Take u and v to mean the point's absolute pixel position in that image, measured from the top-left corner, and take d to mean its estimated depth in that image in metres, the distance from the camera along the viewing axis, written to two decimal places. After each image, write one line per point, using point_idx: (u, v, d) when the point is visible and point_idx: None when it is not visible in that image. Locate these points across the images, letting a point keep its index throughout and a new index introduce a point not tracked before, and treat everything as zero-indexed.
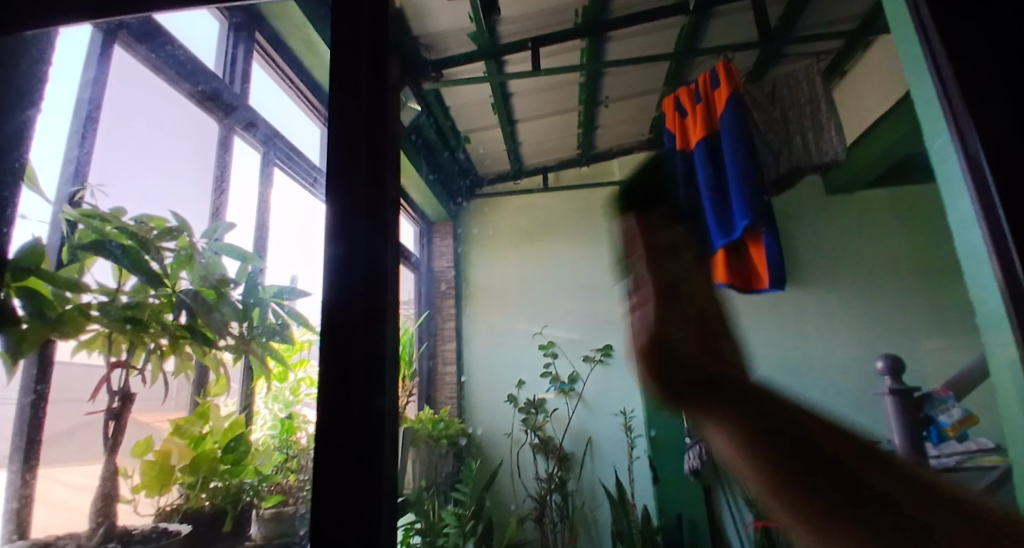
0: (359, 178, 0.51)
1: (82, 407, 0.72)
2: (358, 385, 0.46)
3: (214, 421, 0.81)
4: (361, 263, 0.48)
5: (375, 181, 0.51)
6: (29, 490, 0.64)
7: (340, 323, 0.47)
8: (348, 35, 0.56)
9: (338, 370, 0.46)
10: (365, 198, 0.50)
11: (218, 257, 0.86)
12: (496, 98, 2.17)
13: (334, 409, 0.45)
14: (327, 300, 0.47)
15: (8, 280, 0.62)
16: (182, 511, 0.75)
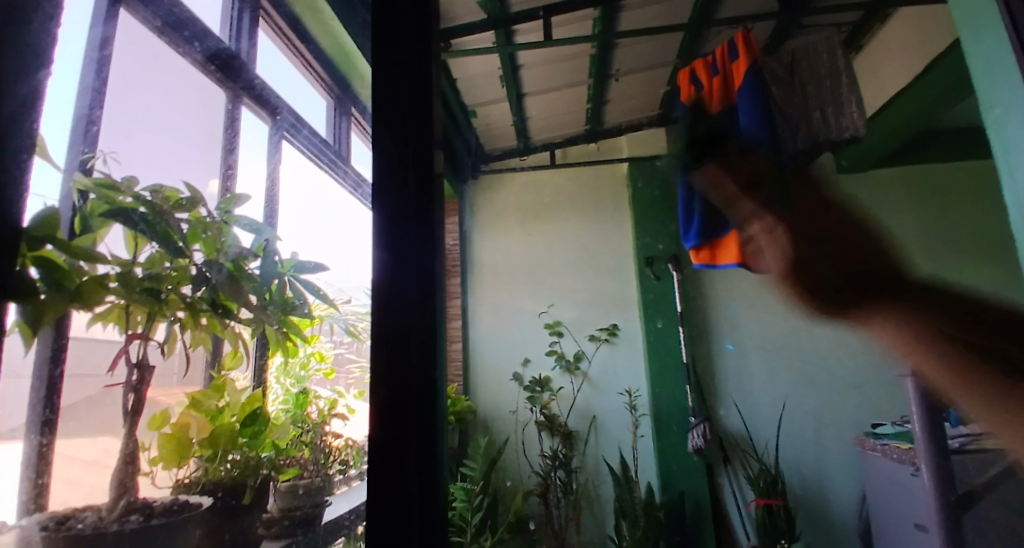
0: (409, 193, 0.65)
1: (100, 380, 0.69)
2: (414, 364, 0.60)
3: (230, 394, 0.82)
4: (416, 268, 0.63)
5: (423, 198, 0.66)
6: (45, 472, 0.62)
7: (397, 312, 0.61)
8: (396, 75, 0.69)
9: (395, 345, 0.60)
10: (415, 211, 0.65)
11: (231, 226, 0.83)
12: (506, 69, 2.12)
13: (391, 384, 0.59)
14: (390, 301, 0.61)
15: (23, 249, 0.58)
16: (201, 483, 0.77)
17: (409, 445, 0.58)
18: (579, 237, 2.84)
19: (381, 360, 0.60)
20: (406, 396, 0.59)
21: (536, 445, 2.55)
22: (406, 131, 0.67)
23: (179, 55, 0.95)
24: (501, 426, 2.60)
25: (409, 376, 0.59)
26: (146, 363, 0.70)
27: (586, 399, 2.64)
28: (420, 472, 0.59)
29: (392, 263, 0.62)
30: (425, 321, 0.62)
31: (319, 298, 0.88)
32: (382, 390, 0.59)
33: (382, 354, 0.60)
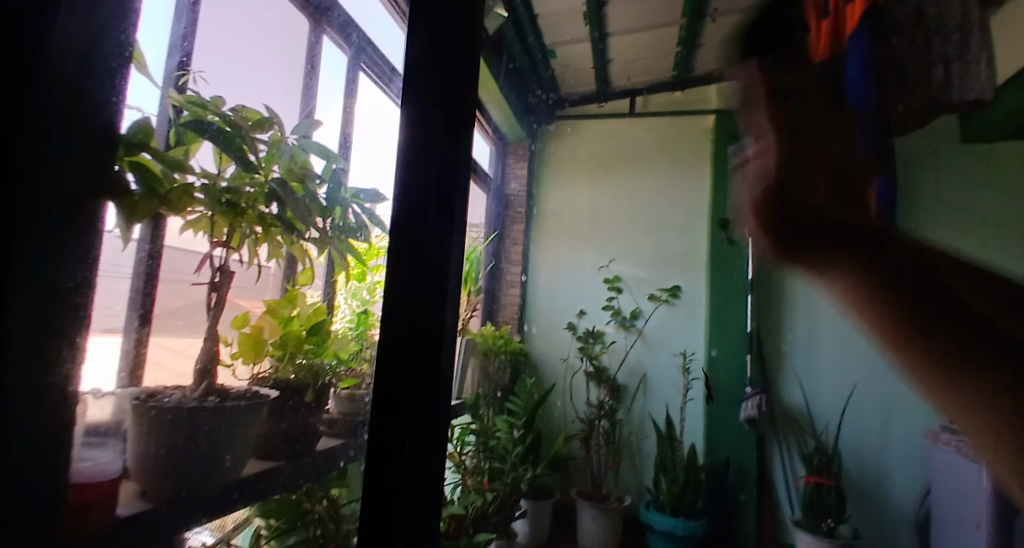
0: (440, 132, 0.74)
1: (187, 280, 0.74)
2: (424, 282, 0.71)
3: (300, 306, 0.89)
4: (434, 196, 0.72)
5: (450, 143, 0.75)
6: (142, 352, 0.65)
7: (415, 241, 0.71)
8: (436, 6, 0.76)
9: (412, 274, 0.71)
10: (441, 152, 0.74)
11: (307, 155, 0.89)
12: (591, 7, 1.99)
13: (405, 280, 0.71)
14: (404, 209, 0.71)
15: (122, 154, 0.64)
16: (272, 378, 0.87)
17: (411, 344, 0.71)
18: (652, 190, 2.70)
19: (397, 283, 0.71)
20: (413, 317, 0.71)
21: (582, 393, 2.61)
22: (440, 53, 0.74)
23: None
24: (551, 372, 2.67)
25: (420, 303, 0.71)
26: (229, 268, 0.78)
27: (637, 356, 2.62)
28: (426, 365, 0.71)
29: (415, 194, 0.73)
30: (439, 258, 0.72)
31: (376, 225, 0.90)
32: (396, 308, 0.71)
33: (399, 277, 0.71)
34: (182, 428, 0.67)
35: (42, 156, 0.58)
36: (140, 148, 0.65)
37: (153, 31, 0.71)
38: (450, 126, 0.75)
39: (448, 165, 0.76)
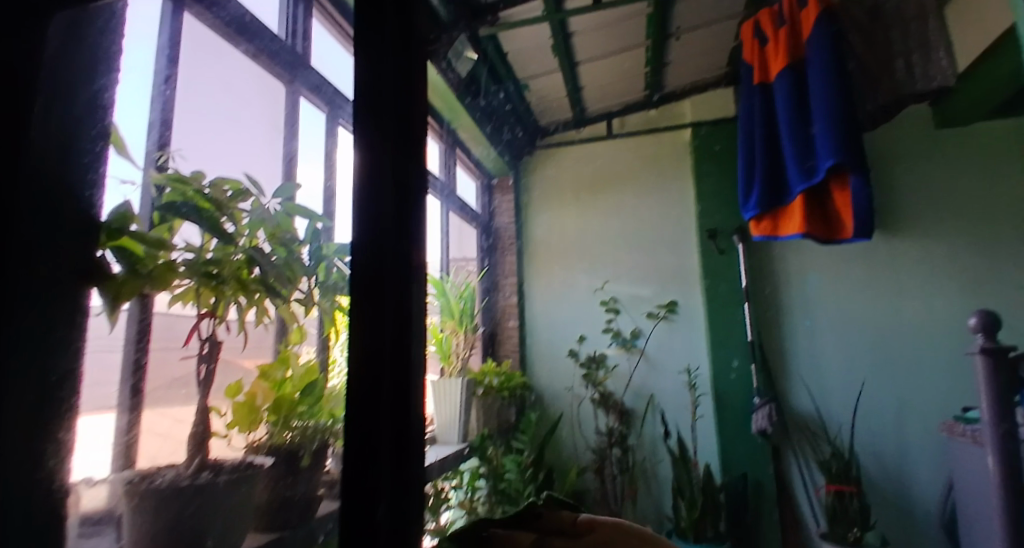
0: (389, 143, 0.62)
1: (177, 353, 0.80)
2: (392, 286, 0.58)
3: (294, 367, 0.89)
4: (392, 222, 0.59)
5: (401, 155, 0.62)
6: (135, 431, 0.74)
7: (375, 271, 0.58)
8: None
9: (376, 310, 0.57)
10: (393, 166, 0.61)
11: (291, 218, 0.89)
12: (556, 38, 2.05)
13: (371, 339, 0.56)
14: (360, 222, 0.58)
15: (105, 239, 0.68)
16: (267, 445, 0.85)
17: (380, 390, 0.55)
18: (638, 209, 2.72)
19: (360, 321, 0.57)
20: (380, 364, 0.56)
21: (590, 422, 2.57)
22: (382, 31, 0.65)
23: (235, 51, 1.00)
24: (557, 402, 2.63)
25: (387, 345, 0.57)
26: (215, 340, 0.78)
27: (642, 378, 2.60)
28: (395, 408, 0.56)
29: (369, 215, 0.59)
30: (401, 292, 0.58)
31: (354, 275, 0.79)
32: (358, 355, 0.56)
33: (361, 316, 0.57)
34: (169, 511, 0.67)
35: (35, 234, 0.61)
36: (126, 233, 0.69)
37: (127, 119, 0.77)
38: (400, 140, 0.63)
39: (404, 155, 0.63)
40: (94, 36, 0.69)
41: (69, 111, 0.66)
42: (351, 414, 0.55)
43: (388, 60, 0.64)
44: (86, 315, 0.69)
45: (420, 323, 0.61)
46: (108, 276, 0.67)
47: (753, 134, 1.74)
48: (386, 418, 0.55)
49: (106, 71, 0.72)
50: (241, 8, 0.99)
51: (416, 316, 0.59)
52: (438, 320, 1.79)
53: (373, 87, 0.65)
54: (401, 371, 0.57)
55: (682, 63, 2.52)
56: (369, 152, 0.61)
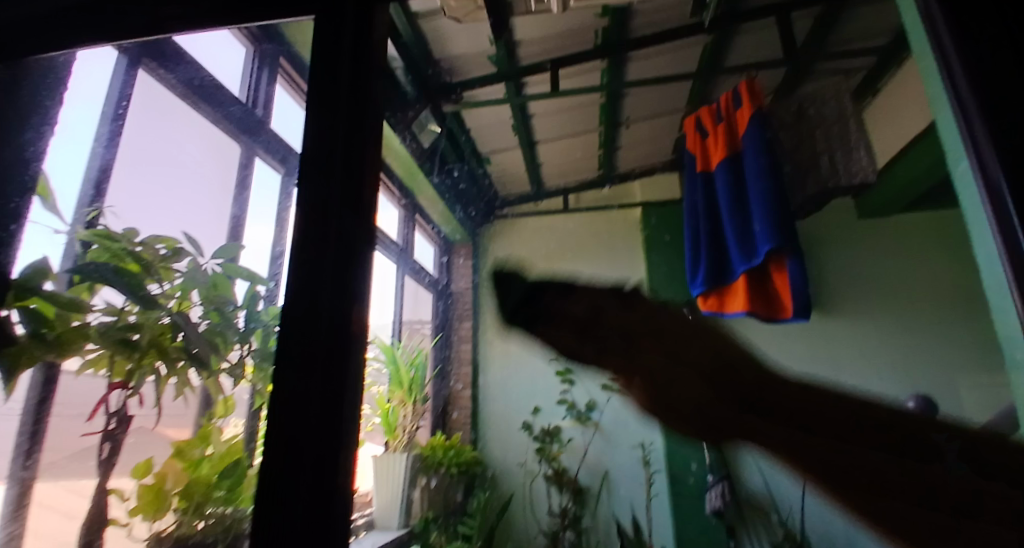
0: (335, 213, 0.62)
1: (79, 427, 0.73)
2: (325, 348, 0.57)
3: (215, 444, 0.71)
4: (329, 283, 0.59)
5: (347, 221, 0.62)
6: (24, 510, 0.70)
7: (306, 338, 0.57)
8: (333, 44, 0.70)
9: (301, 379, 0.56)
10: (337, 233, 0.61)
11: (231, 279, 0.83)
12: (516, 119, 2.18)
13: (293, 397, 0.56)
14: (297, 282, 0.59)
15: (13, 299, 0.76)
16: (175, 535, 0.71)
17: (295, 451, 0.54)
18: None
19: (285, 389, 0.57)
20: (299, 434, 0.55)
21: (544, 502, 2.48)
22: (336, 101, 0.67)
23: (197, 114, 0.93)
24: (510, 479, 2.55)
25: (311, 416, 0.55)
26: (124, 412, 0.74)
27: (597, 452, 2.62)
28: (313, 474, 0.54)
29: (303, 283, 0.60)
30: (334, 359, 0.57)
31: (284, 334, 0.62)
32: (278, 425, 0.56)
33: (286, 384, 0.56)
34: None
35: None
36: (36, 295, 0.77)
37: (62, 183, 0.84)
38: (347, 202, 0.62)
39: (348, 215, 0.62)
40: (28, 94, 0.86)
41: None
42: (265, 487, 0.54)
43: (338, 133, 0.66)
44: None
45: (358, 390, 0.58)
46: (11, 342, 0.74)
47: (697, 215, 1.87)
48: (302, 494, 0.53)
49: (35, 129, 0.88)
50: (196, 71, 0.90)
51: (351, 386, 0.57)
52: (386, 390, 1.70)
53: (323, 149, 0.66)
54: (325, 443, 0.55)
55: (631, 149, 2.70)
56: (310, 221, 0.61)
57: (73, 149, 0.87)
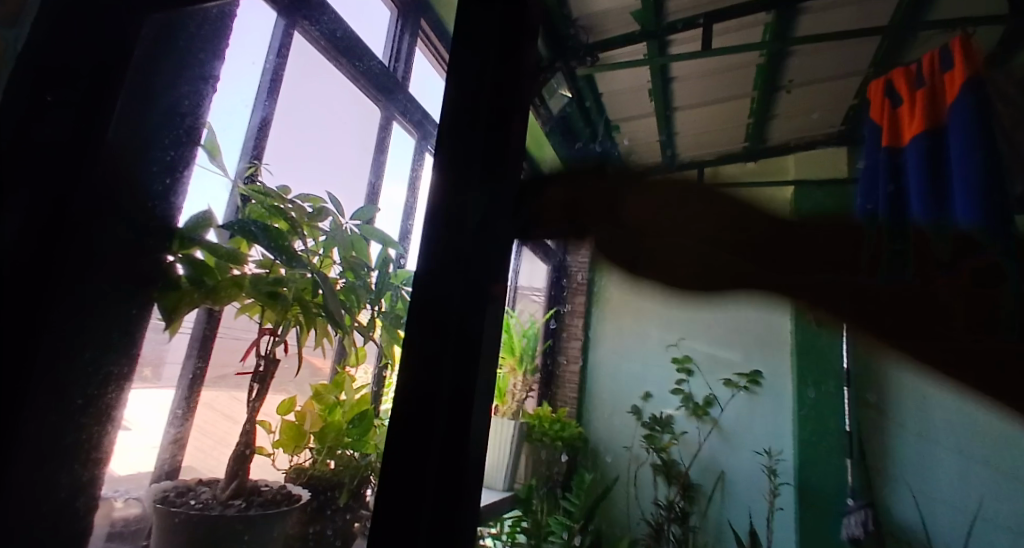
0: (480, 161, 0.42)
1: (233, 366, 0.80)
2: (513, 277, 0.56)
3: (347, 391, 0.86)
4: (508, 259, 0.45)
5: (491, 202, 0.41)
6: (176, 463, 0.72)
7: (435, 324, 0.39)
8: None
9: (433, 366, 0.38)
10: (475, 213, 0.41)
11: (367, 242, 0.88)
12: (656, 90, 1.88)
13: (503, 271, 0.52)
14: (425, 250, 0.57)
15: (177, 246, 0.70)
16: (309, 473, 0.80)
17: None
18: None
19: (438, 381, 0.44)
20: (428, 432, 0.37)
21: (649, 490, 2.46)
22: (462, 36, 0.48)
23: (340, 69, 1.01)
24: (615, 463, 2.55)
25: (437, 420, 0.37)
26: (269, 360, 0.76)
27: (711, 451, 2.46)
28: None
29: (449, 246, 0.41)
30: (471, 332, 0.39)
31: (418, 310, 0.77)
32: (401, 428, 0.37)
33: (417, 368, 0.38)
34: (197, 523, 0.62)
35: (98, 217, 0.58)
36: (198, 244, 0.71)
37: (223, 121, 0.77)
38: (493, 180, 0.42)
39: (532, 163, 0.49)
40: (186, 46, 0.67)
41: (140, 121, 0.62)
42: None
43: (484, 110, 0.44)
44: (145, 328, 0.68)
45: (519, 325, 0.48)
46: (175, 285, 0.69)
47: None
48: (429, 533, 0.36)
49: (191, 81, 0.70)
50: (337, 22, 0.97)
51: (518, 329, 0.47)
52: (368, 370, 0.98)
53: (454, 129, 0.44)
54: (458, 456, 0.36)
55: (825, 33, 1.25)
56: (452, 177, 0.42)
57: (229, 122, 0.78)
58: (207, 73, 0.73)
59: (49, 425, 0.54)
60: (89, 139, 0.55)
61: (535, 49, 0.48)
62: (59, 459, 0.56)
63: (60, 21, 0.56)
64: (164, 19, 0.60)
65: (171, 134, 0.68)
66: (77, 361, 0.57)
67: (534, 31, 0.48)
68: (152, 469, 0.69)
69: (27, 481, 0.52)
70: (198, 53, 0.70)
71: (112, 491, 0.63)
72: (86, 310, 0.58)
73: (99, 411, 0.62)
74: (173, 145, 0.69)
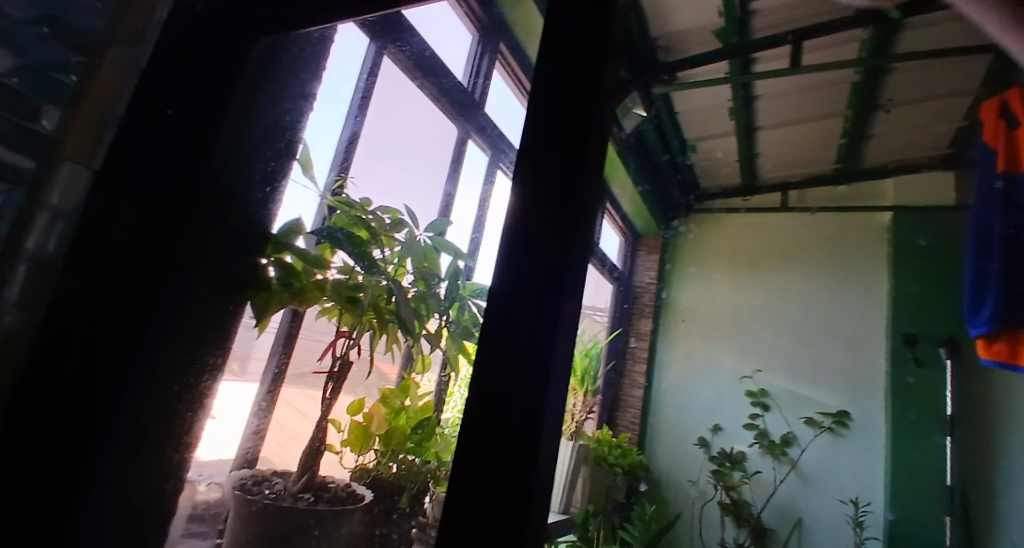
0: (557, 176, 0.43)
1: (311, 365, 0.82)
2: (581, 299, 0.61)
3: (412, 397, 0.84)
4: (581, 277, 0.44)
5: (562, 222, 0.41)
6: (254, 452, 0.76)
7: (505, 337, 0.39)
8: None
9: (502, 381, 0.38)
10: (549, 228, 0.41)
11: (438, 254, 0.87)
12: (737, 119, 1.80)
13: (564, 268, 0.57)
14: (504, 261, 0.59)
15: (271, 251, 0.78)
16: (372, 475, 0.81)
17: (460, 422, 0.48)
18: (805, 288, 2.37)
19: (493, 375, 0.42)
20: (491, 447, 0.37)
21: (717, 531, 2.16)
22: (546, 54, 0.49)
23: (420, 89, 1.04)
24: (678, 495, 2.32)
25: (504, 438, 0.37)
26: (342, 360, 0.80)
27: (790, 494, 2.23)
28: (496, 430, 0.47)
29: (524, 260, 0.41)
30: (539, 348, 0.38)
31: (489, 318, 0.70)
32: (468, 439, 0.38)
33: (486, 379, 0.39)
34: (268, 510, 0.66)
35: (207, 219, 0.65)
36: (290, 249, 0.78)
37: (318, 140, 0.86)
38: (567, 198, 0.42)
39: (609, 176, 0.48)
40: (289, 67, 0.74)
41: (246, 135, 0.69)
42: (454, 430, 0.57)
43: (562, 132, 0.44)
44: (239, 324, 0.76)
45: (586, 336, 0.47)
46: (265, 285, 0.75)
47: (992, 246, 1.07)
48: None
49: (291, 99, 0.78)
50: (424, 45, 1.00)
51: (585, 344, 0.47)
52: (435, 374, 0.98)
53: (531, 146, 0.45)
54: (521, 473, 0.36)
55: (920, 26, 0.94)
56: (528, 192, 0.43)
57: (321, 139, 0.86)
58: (306, 93, 0.81)
59: (144, 402, 0.61)
60: (199, 150, 0.62)
61: (614, 70, 0.47)
62: (150, 431, 0.62)
63: (176, 49, 0.66)
64: (269, 43, 0.68)
65: (271, 148, 0.76)
66: (176, 347, 0.64)
67: (615, 51, 0.47)
68: (232, 458, 0.74)
69: (124, 445, 0.59)
70: (299, 75, 0.77)
71: (196, 476, 0.72)
72: (185, 299, 0.64)
73: (189, 395, 0.68)
74: (275, 160, 0.77)
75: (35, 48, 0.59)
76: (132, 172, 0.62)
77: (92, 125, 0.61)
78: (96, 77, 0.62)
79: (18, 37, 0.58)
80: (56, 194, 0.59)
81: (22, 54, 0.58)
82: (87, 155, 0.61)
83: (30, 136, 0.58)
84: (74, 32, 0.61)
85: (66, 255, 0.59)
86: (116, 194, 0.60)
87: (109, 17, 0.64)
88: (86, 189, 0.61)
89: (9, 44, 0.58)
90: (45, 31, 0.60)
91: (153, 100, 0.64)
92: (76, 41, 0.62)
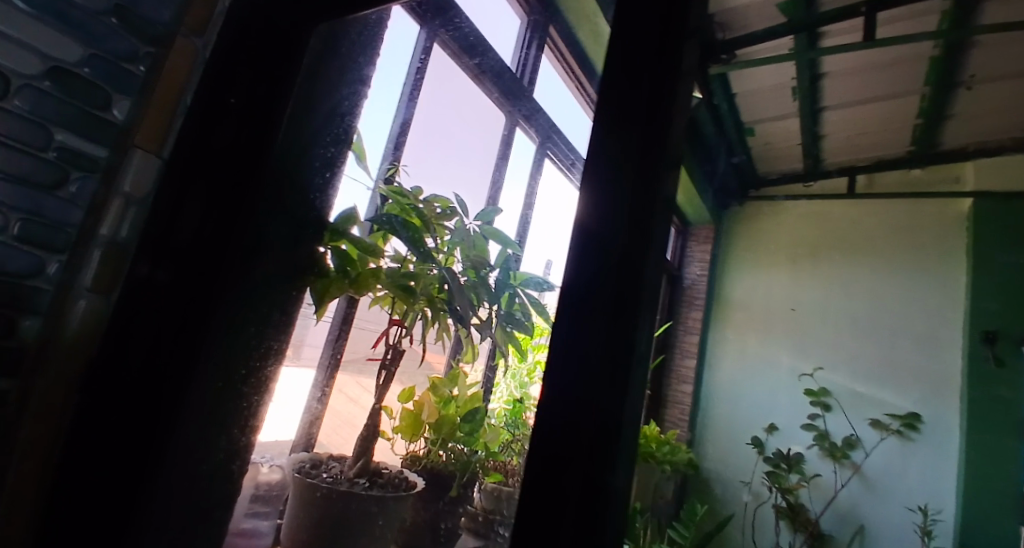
0: (638, 140, 0.37)
1: (364, 352, 0.85)
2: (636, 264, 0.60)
3: (460, 386, 0.85)
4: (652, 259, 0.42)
5: (648, 192, 0.35)
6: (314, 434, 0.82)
7: (579, 326, 0.35)
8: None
9: (580, 380, 0.34)
10: (633, 200, 0.36)
11: (488, 242, 0.84)
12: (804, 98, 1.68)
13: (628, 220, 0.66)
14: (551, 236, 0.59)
15: (327, 237, 0.78)
16: (422, 463, 0.81)
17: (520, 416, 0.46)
18: (866, 282, 2.37)
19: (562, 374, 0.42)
20: (561, 447, 0.33)
21: (772, 533, 2.27)
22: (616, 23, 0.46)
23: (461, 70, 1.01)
24: (730, 501, 2.34)
25: (579, 444, 0.33)
26: (395, 348, 0.81)
27: (851, 499, 2.16)
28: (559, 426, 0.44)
29: (599, 242, 0.36)
30: (615, 339, 0.34)
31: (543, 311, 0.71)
32: (539, 441, 0.34)
33: (562, 378, 0.35)
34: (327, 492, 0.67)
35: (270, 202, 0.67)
36: (346, 237, 0.79)
37: (372, 129, 0.87)
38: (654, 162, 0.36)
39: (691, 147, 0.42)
40: (347, 53, 0.74)
41: (307, 123, 0.71)
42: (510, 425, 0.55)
43: (640, 98, 0.38)
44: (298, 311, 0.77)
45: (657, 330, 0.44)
46: (324, 271, 0.76)
47: None
48: None
49: (351, 85, 0.78)
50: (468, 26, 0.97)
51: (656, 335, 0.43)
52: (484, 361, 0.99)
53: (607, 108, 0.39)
54: (596, 476, 0.32)
55: None
56: (599, 166, 0.38)
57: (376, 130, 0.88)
58: (362, 78, 0.81)
59: (211, 387, 0.62)
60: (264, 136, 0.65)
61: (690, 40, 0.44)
62: (217, 416, 0.63)
63: (240, 35, 0.67)
64: (327, 30, 0.70)
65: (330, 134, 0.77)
66: (242, 331, 0.65)
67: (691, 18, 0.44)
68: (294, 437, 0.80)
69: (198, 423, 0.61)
70: (355, 62, 0.77)
71: (261, 457, 0.74)
72: (250, 284, 0.66)
73: (256, 381, 0.69)
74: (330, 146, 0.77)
75: (102, 37, 0.60)
76: (201, 159, 0.63)
77: (163, 112, 0.63)
78: (163, 68, 0.64)
79: (87, 27, 0.59)
80: (128, 180, 0.61)
81: (94, 43, 0.59)
82: (156, 145, 0.63)
83: (103, 127, 0.60)
84: (142, 22, 0.63)
85: (136, 242, 0.61)
86: (182, 188, 0.62)
87: (176, 7, 0.66)
88: (154, 178, 0.63)
89: (80, 34, 0.58)
90: (115, 21, 0.61)
91: (215, 88, 0.65)
92: (149, 33, 0.64)
